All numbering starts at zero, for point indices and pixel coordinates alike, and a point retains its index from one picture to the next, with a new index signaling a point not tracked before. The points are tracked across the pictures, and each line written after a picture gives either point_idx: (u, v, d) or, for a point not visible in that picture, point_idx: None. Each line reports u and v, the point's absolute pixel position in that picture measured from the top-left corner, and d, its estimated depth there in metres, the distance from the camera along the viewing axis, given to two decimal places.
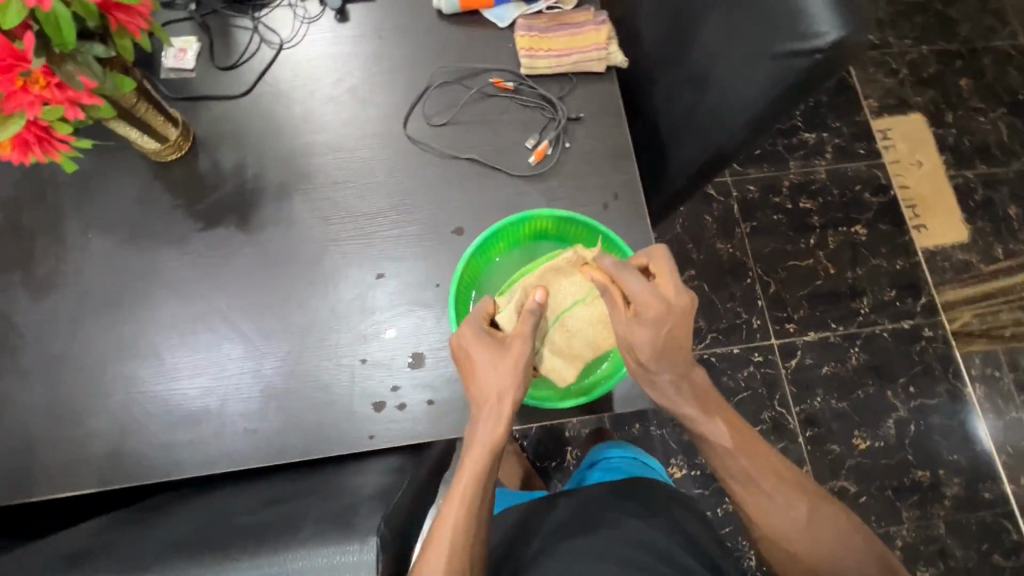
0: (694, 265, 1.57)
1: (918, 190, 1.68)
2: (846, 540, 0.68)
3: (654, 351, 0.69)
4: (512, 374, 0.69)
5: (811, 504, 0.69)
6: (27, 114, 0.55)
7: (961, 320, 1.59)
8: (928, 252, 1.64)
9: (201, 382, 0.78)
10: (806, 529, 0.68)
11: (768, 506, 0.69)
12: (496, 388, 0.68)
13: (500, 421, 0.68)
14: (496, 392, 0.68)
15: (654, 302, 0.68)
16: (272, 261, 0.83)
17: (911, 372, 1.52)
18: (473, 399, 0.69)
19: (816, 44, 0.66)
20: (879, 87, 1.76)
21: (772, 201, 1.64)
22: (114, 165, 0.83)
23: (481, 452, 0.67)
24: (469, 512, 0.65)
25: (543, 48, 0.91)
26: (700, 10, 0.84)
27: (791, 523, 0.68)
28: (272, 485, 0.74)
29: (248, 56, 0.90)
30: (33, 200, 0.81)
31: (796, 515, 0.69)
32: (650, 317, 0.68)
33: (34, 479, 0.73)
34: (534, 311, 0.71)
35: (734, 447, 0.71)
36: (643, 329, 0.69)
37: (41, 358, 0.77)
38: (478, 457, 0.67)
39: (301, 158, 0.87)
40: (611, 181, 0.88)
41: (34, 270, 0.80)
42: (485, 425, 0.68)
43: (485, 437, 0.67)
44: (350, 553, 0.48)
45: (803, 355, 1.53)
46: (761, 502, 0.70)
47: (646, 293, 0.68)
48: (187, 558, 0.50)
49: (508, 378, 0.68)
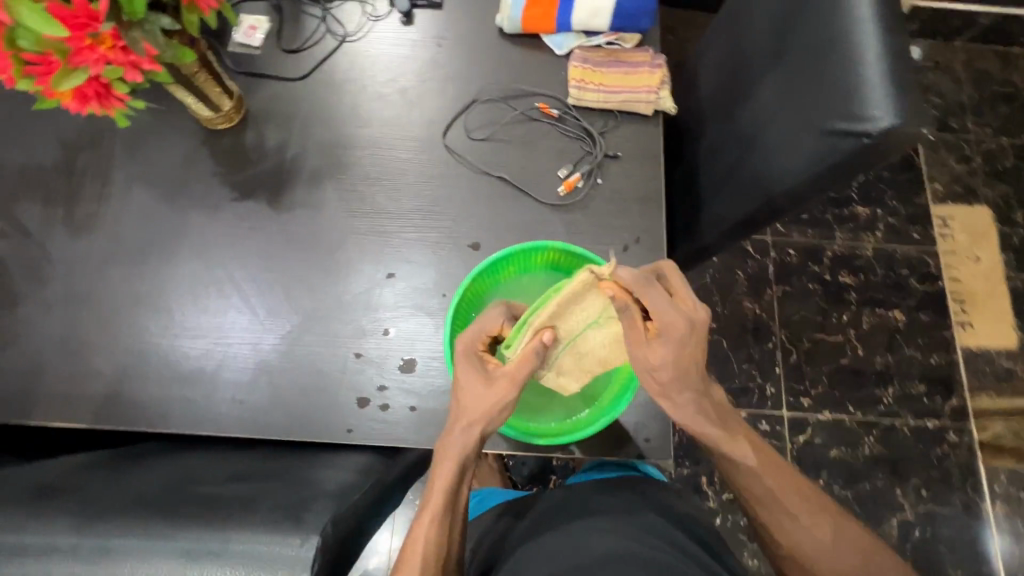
0: (716, 319, 1.53)
1: (970, 285, 1.60)
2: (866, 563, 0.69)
3: (672, 373, 0.66)
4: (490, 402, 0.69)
5: (835, 524, 0.70)
6: (90, 70, 0.59)
7: (992, 431, 1.49)
8: (969, 353, 1.55)
9: (202, 345, 0.81)
10: (827, 551, 0.69)
11: (792, 526, 0.70)
12: (470, 414, 0.69)
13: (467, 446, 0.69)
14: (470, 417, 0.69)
15: (678, 320, 0.63)
16: (293, 241, 0.85)
17: (926, 474, 1.44)
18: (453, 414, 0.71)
19: (865, 128, 0.64)
20: (947, 172, 1.68)
21: (810, 269, 1.58)
22: (169, 125, 0.88)
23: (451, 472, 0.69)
24: (440, 529, 0.68)
25: (594, 82, 0.91)
26: (760, 71, 0.83)
27: (814, 544, 0.69)
28: (247, 458, 0.75)
29: (312, 43, 0.94)
30: (90, 144, 0.87)
31: (820, 536, 0.69)
32: (670, 339, 0.64)
33: (33, 404, 0.77)
34: (540, 352, 0.68)
35: (758, 468, 0.71)
36: (662, 348, 0.64)
37: (64, 292, 0.81)
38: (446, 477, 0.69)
39: (342, 148, 0.90)
40: (636, 225, 0.88)
41: (77, 208, 0.84)
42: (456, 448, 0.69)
43: (455, 456, 0.69)
44: (289, 546, 0.50)
45: (812, 433, 1.46)
46: (784, 522, 0.70)
47: (670, 311, 0.63)
48: (142, 517, 0.52)
49: (491, 400, 0.69)
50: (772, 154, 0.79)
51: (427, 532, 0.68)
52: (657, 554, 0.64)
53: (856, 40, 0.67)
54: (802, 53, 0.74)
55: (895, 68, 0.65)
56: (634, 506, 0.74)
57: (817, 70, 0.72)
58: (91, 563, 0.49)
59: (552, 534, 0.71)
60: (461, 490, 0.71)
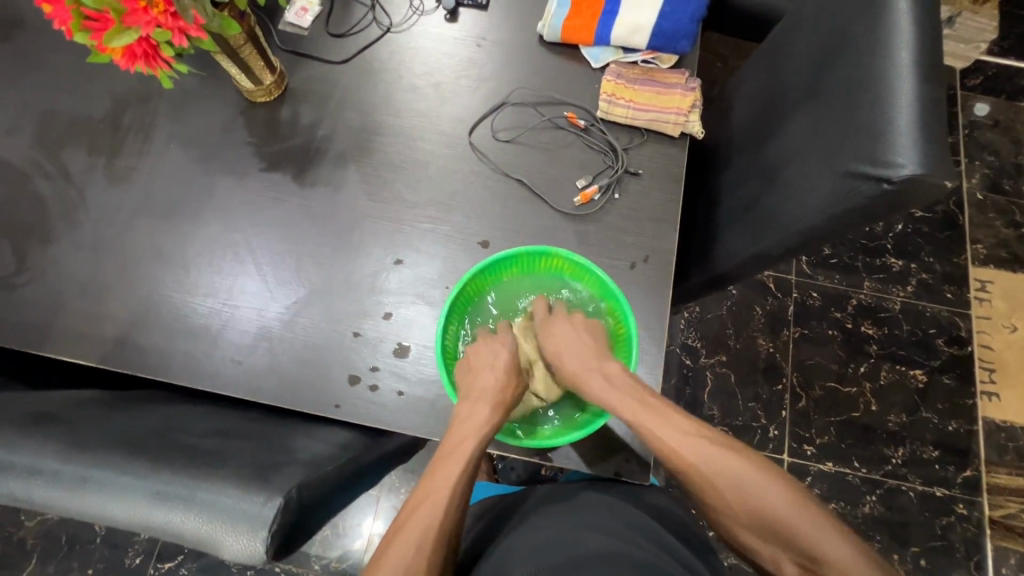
0: (727, 352, 1.50)
1: (1002, 355, 1.53)
2: (785, 496, 0.66)
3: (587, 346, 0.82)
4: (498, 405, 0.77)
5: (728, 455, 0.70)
6: (141, 31, 0.64)
7: (1006, 509, 1.41)
8: (990, 425, 1.47)
9: (211, 303, 0.84)
10: (740, 491, 0.68)
11: (705, 476, 0.70)
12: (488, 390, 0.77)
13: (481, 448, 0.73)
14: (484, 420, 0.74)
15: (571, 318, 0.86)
16: (311, 217, 0.88)
17: (927, 543, 1.38)
18: (467, 390, 0.77)
19: (887, 173, 0.63)
20: (991, 235, 1.62)
21: (831, 315, 1.54)
22: (213, 92, 0.92)
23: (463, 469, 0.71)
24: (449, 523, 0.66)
25: (625, 98, 0.91)
26: (793, 105, 0.82)
27: (726, 486, 0.69)
28: (236, 418, 0.78)
29: (357, 30, 0.97)
30: (138, 101, 0.91)
31: (729, 478, 0.69)
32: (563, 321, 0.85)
33: (51, 337, 0.81)
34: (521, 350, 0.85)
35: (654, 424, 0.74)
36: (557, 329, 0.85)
37: (95, 236, 0.86)
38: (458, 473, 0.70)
39: (371, 134, 0.92)
40: (647, 244, 0.88)
41: (117, 159, 0.89)
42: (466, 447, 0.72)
43: (477, 432, 0.73)
44: (254, 503, 0.52)
45: (812, 482, 1.42)
46: (698, 473, 0.70)
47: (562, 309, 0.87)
48: (123, 453, 0.55)
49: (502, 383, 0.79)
50: (793, 189, 0.77)
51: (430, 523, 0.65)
52: (644, 554, 0.66)
53: (889, 85, 0.65)
54: (836, 92, 0.73)
55: (926, 118, 0.63)
56: (620, 506, 0.77)
57: (844, 110, 0.71)
58: (70, 488, 0.53)
59: (539, 530, 0.74)
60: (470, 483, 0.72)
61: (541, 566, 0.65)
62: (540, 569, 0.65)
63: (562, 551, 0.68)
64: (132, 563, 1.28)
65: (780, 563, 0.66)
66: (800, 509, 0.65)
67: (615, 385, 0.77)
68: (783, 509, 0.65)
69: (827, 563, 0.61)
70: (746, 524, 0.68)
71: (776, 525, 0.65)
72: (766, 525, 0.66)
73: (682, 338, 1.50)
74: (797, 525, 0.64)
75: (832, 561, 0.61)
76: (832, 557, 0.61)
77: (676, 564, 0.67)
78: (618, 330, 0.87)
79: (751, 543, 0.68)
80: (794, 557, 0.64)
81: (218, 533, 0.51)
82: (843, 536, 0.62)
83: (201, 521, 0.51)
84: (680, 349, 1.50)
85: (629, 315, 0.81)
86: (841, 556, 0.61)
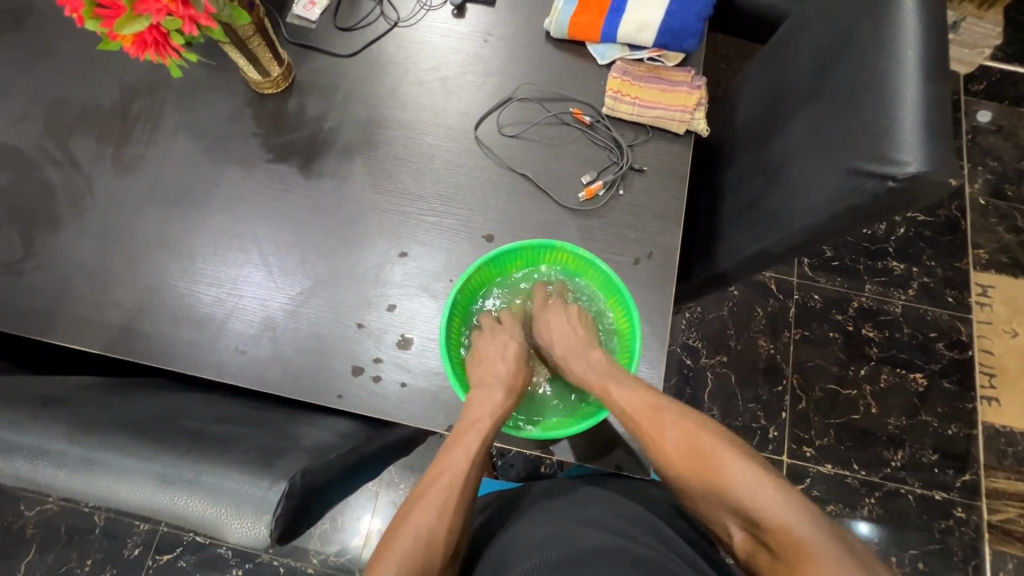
0: (728, 352, 1.50)
1: (1002, 359, 1.53)
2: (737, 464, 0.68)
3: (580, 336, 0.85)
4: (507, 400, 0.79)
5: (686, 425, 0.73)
6: (153, 18, 0.64)
7: (1004, 514, 1.41)
8: (990, 429, 1.48)
9: (215, 293, 0.84)
10: (693, 459, 0.70)
11: (664, 445, 0.72)
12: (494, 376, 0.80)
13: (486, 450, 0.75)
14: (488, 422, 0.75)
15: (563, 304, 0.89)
16: (316, 208, 0.88)
17: (925, 546, 1.38)
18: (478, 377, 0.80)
19: (892, 171, 0.63)
20: (993, 240, 1.62)
21: (833, 317, 1.54)
22: (221, 84, 0.92)
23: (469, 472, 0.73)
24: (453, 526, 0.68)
25: (631, 95, 0.92)
26: (798, 104, 0.82)
27: (682, 454, 0.71)
28: (239, 407, 0.78)
29: (364, 24, 0.97)
30: (146, 91, 0.92)
31: (686, 447, 0.71)
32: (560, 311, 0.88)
33: (55, 323, 0.82)
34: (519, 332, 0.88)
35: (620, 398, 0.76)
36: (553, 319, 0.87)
37: (101, 225, 0.86)
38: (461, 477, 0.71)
39: (376, 127, 0.92)
40: (650, 241, 0.88)
41: (124, 149, 0.90)
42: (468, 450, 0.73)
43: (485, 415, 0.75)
44: (258, 487, 0.52)
45: (811, 484, 1.42)
46: (658, 442, 0.73)
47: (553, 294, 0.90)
48: (128, 437, 0.55)
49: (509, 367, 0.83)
50: (796, 187, 0.78)
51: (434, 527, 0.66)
52: (643, 549, 0.66)
53: (895, 83, 0.66)
54: (842, 90, 0.73)
55: (933, 116, 0.63)
56: (621, 501, 0.77)
57: (849, 108, 0.71)
58: (76, 469, 0.53)
59: (539, 524, 0.74)
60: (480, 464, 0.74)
61: (543, 560, 0.66)
62: (542, 562, 0.65)
63: (562, 544, 0.68)
64: (131, 554, 1.28)
65: (731, 529, 0.67)
66: (749, 475, 0.66)
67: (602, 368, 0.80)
68: (732, 475, 0.67)
69: (768, 526, 0.62)
70: (699, 492, 0.69)
71: (724, 491, 0.66)
72: (715, 491, 0.67)
73: (683, 338, 1.51)
74: (744, 490, 0.66)
75: (771, 523, 0.62)
76: (772, 519, 0.62)
77: (678, 560, 0.67)
78: (620, 324, 0.87)
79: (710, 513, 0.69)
80: (741, 523, 0.66)
81: (221, 517, 0.51)
82: (786, 500, 0.63)
83: (205, 504, 0.52)
84: (681, 349, 1.50)
85: (632, 309, 0.81)
86: (782, 519, 0.61)
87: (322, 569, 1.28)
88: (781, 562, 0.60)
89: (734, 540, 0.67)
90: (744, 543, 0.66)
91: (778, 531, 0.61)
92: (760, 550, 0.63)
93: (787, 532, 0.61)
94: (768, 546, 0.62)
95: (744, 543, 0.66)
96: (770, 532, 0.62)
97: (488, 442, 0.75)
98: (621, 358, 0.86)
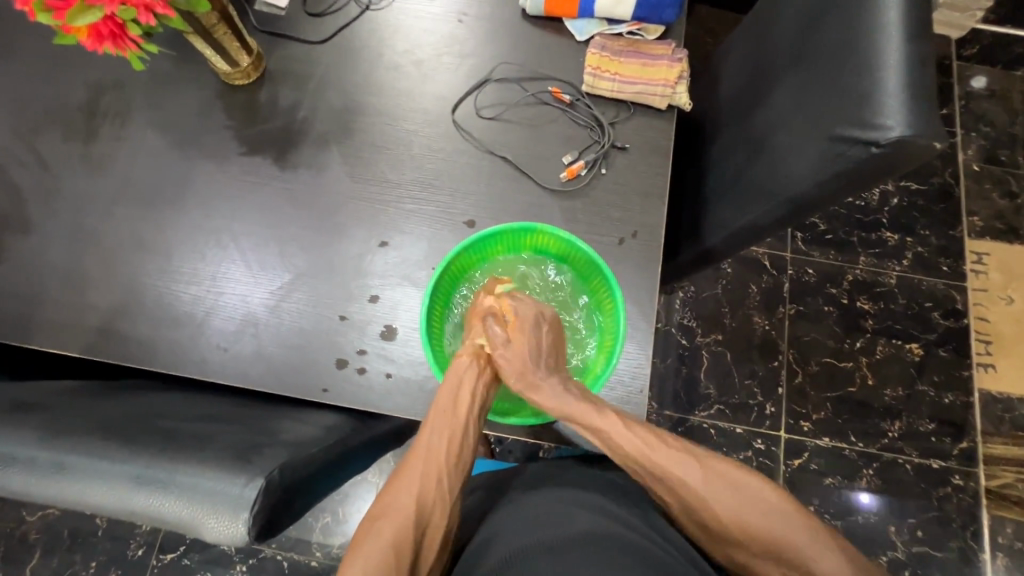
0: (723, 331, 1.49)
1: (998, 326, 1.52)
2: (781, 516, 0.68)
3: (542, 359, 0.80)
4: (477, 395, 0.78)
5: (707, 473, 0.71)
6: (106, 8, 0.62)
7: (1001, 479, 1.41)
8: (987, 396, 1.47)
9: (194, 290, 0.83)
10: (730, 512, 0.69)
11: (692, 489, 0.71)
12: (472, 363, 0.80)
13: (453, 439, 0.75)
14: (449, 413, 0.75)
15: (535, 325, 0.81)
16: (294, 201, 0.87)
17: (922, 515, 1.38)
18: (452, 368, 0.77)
19: (874, 136, 0.62)
20: (988, 206, 1.60)
21: (827, 290, 1.53)
22: (190, 77, 0.90)
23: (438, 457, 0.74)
24: (422, 511, 0.71)
25: (610, 71, 0.89)
26: (781, 71, 0.80)
27: (719, 505, 0.69)
28: (222, 405, 0.77)
29: (335, 9, 0.94)
30: (113, 87, 0.89)
31: (725, 500, 0.69)
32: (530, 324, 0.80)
33: (31, 329, 0.80)
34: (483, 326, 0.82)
35: (654, 449, 0.73)
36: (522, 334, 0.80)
37: (74, 226, 0.85)
38: (440, 437, 0.75)
39: (352, 114, 0.90)
40: (634, 218, 0.87)
41: (93, 147, 0.87)
42: (431, 434, 0.75)
43: (449, 383, 0.75)
44: (235, 485, 0.52)
45: (809, 457, 1.42)
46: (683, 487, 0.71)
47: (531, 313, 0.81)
48: (101, 441, 0.55)
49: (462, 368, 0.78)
50: (779, 161, 0.76)
51: (406, 511, 0.70)
52: (630, 536, 0.65)
53: (874, 47, 0.64)
54: (822, 58, 0.72)
55: (914, 77, 0.62)
56: (610, 484, 0.77)
57: (830, 75, 0.69)
58: (48, 474, 0.52)
59: (524, 508, 0.73)
60: (456, 418, 0.76)
61: (533, 542, 0.65)
62: (528, 545, 0.64)
63: (550, 528, 0.66)
64: (134, 555, 1.29)
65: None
66: (787, 524, 0.67)
67: (567, 397, 0.76)
68: (774, 530, 0.67)
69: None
70: (733, 539, 0.69)
71: (768, 546, 0.67)
72: (760, 546, 0.67)
73: (678, 318, 1.50)
74: (785, 538, 0.67)
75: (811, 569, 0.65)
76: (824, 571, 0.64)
77: (667, 547, 0.66)
78: (606, 304, 0.86)
79: (739, 556, 0.69)
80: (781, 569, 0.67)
81: (199, 516, 0.51)
82: (827, 546, 0.66)
83: (183, 504, 0.51)
84: (675, 329, 1.49)
85: (614, 288, 0.80)
86: (826, 569, 0.64)
87: (326, 562, 1.28)
88: None
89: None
90: None
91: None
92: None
93: None
94: None
95: None
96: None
97: (461, 400, 0.76)
98: (607, 339, 0.85)
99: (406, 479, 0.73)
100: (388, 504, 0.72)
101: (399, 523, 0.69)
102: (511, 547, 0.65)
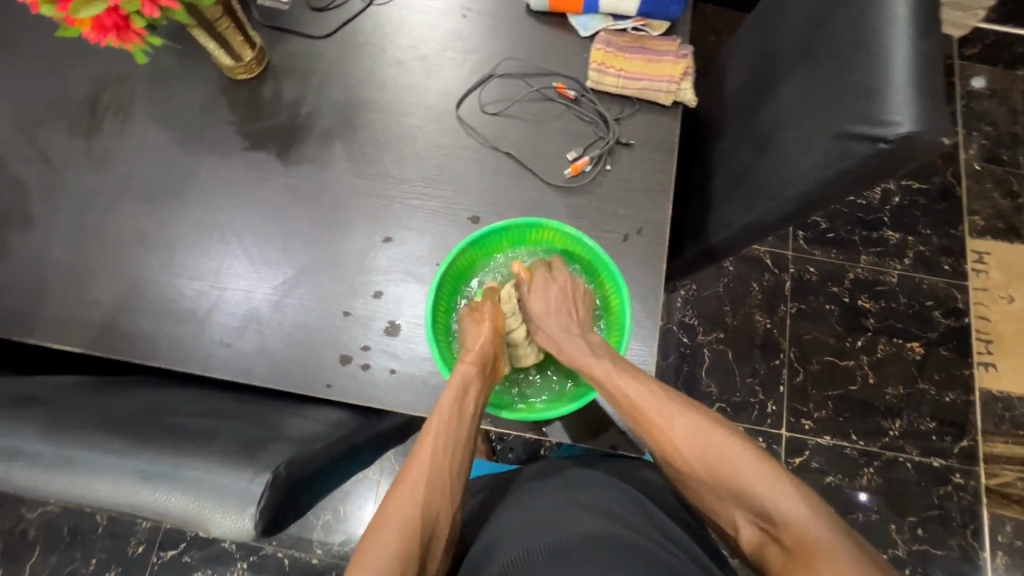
0: (725, 329, 1.49)
1: (999, 326, 1.52)
2: (755, 463, 0.65)
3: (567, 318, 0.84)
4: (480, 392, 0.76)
5: (688, 417, 0.71)
6: (110, 1, 0.62)
7: (1002, 478, 1.41)
8: (987, 395, 1.47)
9: (197, 286, 0.83)
10: (706, 455, 0.67)
11: (671, 431, 0.70)
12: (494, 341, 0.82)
13: (459, 441, 0.73)
14: (456, 414, 0.73)
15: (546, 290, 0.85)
16: (297, 196, 0.86)
17: (923, 513, 1.38)
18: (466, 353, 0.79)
19: (882, 132, 0.61)
20: (990, 205, 1.60)
21: (829, 289, 1.53)
22: (192, 72, 0.89)
23: (444, 463, 0.71)
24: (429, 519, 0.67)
25: (615, 67, 0.89)
26: (787, 68, 0.80)
27: (695, 454, 0.68)
28: (225, 401, 0.77)
29: (338, 4, 0.93)
30: (115, 81, 0.89)
31: (699, 445, 0.68)
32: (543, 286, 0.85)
33: (33, 324, 0.80)
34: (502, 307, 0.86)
35: (637, 393, 0.73)
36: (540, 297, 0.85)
37: (76, 221, 0.84)
38: (445, 439, 0.72)
39: (355, 110, 0.90)
40: (638, 215, 0.86)
41: (95, 142, 0.87)
42: (438, 437, 0.72)
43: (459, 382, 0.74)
44: (241, 480, 0.52)
45: (810, 456, 1.42)
46: (663, 430, 0.71)
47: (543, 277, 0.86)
48: (106, 435, 0.55)
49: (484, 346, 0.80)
50: (784, 158, 0.76)
51: (414, 519, 0.66)
52: (635, 537, 0.64)
53: (882, 43, 0.64)
54: (829, 54, 0.71)
55: (922, 73, 0.61)
56: (615, 483, 0.76)
57: (837, 71, 0.69)
58: (53, 469, 0.52)
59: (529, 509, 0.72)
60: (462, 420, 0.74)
61: (539, 544, 0.64)
62: (533, 548, 0.64)
63: (555, 529, 0.66)
64: (134, 552, 1.28)
65: (741, 525, 0.66)
66: (766, 478, 0.64)
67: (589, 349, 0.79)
68: (746, 476, 0.65)
69: (784, 525, 0.61)
70: (707, 485, 0.67)
71: (741, 493, 0.65)
72: (732, 491, 0.65)
73: (680, 317, 1.49)
74: (758, 485, 0.64)
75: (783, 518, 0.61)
76: (795, 520, 0.60)
77: (672, 548, 0.66)
78: (610, 300, 0.86)
79: (712, 503, 0.68)
80: (754, 518, 0.64)
81: (205, 511, 0.50)
82: (807, 502, 0.61)
83: (190, 499, 0.51)
84: (677, 327, 1.49)
85: (620, 284, 0.80)
86: (797, 517, 0.60)
87: (327, 559, 1.28)
88: (800, 562, 0.58)
89: (742, 539, 0.65)
90: (751, 540, 0.64)
91: (793, 526, 0.60)
92: (770, 546, 0.62)
93: (808, 532, 0.59)
94: (783, 543, 0.61)
95: (756, 539, 0.64)
96: (792, 526, 0.60)
97: (468, 400, 0.75)
98: (612, 334, 0.86)
99: (411, 485, 0.68)
100: (391, 514, 0.66)
101: (406, 531, 0.65)
102: (517, 546, 0.65)
